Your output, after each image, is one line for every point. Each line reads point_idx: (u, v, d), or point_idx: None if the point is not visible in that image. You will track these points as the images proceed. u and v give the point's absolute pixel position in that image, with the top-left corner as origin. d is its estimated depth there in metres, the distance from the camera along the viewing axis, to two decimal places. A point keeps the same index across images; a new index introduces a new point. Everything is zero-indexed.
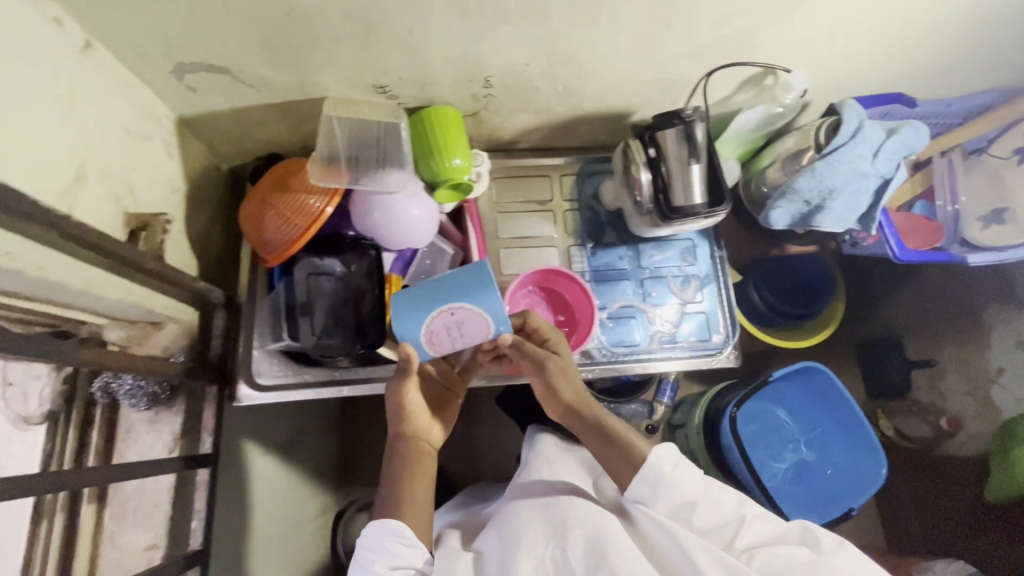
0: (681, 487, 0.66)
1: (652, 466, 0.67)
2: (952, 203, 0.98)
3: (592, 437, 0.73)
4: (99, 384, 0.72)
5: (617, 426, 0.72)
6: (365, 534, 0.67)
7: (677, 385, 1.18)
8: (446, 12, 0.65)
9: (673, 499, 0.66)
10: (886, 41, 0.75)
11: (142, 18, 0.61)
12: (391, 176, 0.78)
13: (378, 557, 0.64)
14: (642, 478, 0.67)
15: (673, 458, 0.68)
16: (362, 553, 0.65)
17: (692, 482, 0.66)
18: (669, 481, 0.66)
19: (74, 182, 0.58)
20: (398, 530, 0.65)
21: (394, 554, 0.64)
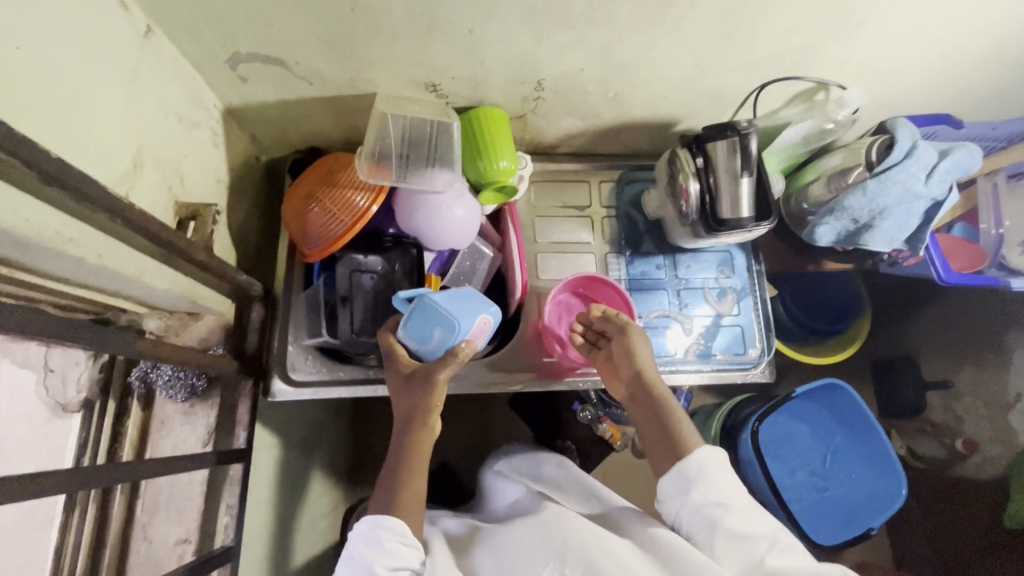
0: (721, 489, 0.63)
1: (696, 463, 0.64)
2: (996, 228, 0.97)
3: (648, 421, 0.70)
4: (137, 373, 0.73)
5: (674, 417, 0.68)
6: (358, 530, 0.63)
7: (691, 395, 1.16)
8: (511, 14, 0.64)
9: (711, 498, 0.62)
10: (942, 60, 0.75)
11: (206, 7, 0.60)
12: (439, 176, 0.78)
13: (376, 557, 0.60)
14: (681, 474, 0.64)
15: (717, 461, 0.65)
16: (356, 550, 0.62)
17: (732, 488, 0.63)
18: (709, 480, 0.63)
19: (130, 170, 0.58)
20: (397, 528, 0.62)
21: (394, 554, 0.61)
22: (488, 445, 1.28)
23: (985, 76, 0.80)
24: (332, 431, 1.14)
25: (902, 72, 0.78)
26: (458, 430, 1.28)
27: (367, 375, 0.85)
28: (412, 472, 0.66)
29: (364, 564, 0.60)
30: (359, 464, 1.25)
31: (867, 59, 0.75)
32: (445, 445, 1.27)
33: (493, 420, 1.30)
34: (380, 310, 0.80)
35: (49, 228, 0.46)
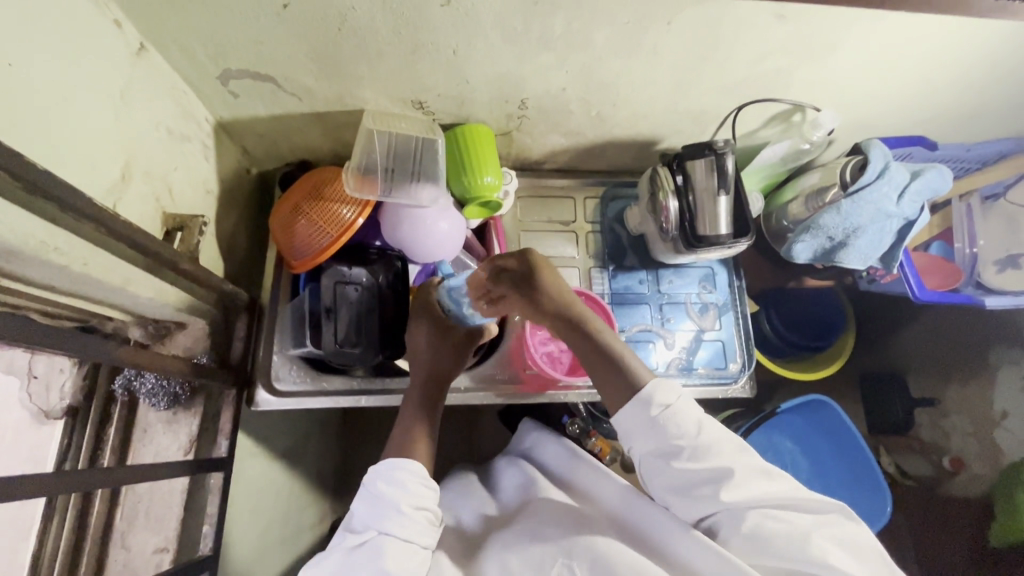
0: (671, 431, 0.63)
1: (652, 392, 0.65)
2: (969, 246, 1.01)
3: (592, 356, 0.70)
4: (121, 380, 0.73)
5: (619, 349, 0.70)
6: (378, 471, 0.65)
7: None
8: (493, 36, 0.66)
9: (662, 442, 0.63)
10: (913, 84, 0.77)
11: (198, 26, 0.62)
12: (424, 190, 0.79)
13: (403, 497, 0.63)
14: (637, 403, 0.65)
15: (665, 399, 0.65)
16: (377, 487, 0.63)
17: (682, 426, 0.63)
18: (656, 422, 0.64)
19: (119, 182, 0.60)
20: (417, 471, 0.65)
21: (419, 494, 0.64)
22: (475, 457, 1.28)
23: (955, 101, 0.82)
24: (318, 441, 1.14)
25: (874, 95, 0.80)
26: (445, 442, 1.28)
27: (352, 385, 0.86)
28: (420, 427, 0.72)
29: (389, 500, 0.62)
30: (345, 476, 1.25)
31: (840, 83, 0.77)
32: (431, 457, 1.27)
33: (480, 433, 1.30)
34: (365, 321, 0.81)
35: (35, 237, 0.48)
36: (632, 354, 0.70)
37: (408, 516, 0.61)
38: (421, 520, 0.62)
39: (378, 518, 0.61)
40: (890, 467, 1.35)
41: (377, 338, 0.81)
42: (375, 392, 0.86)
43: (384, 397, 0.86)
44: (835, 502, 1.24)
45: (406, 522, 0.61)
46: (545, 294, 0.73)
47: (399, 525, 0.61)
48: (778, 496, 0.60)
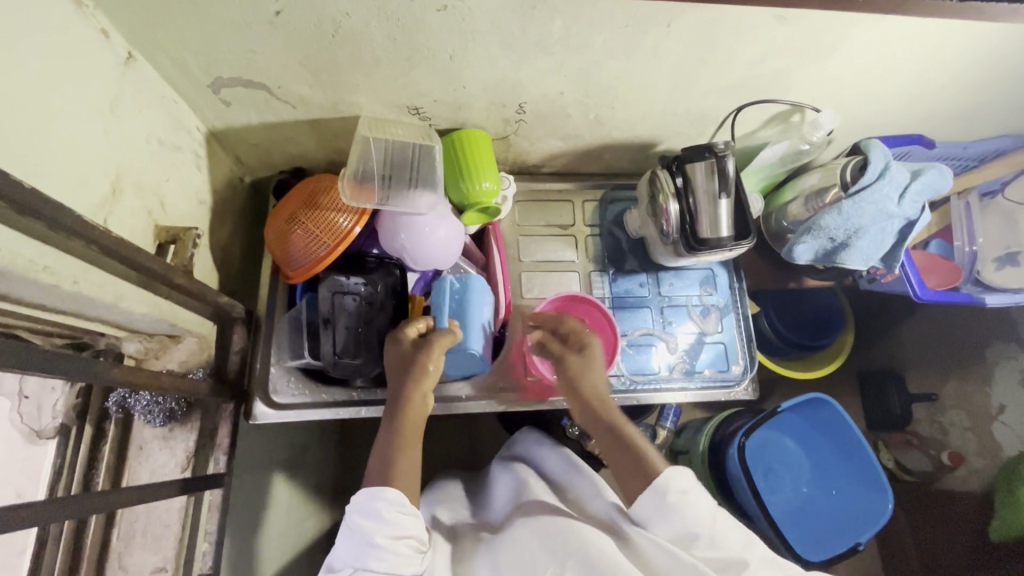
0: (686, 515, 0.62)
1: (665, 482, 0.64)
2: (969, 244, 1.01)
3: (614, 447, 0.71)
4: (115, 399, 0.71)
5: (638, 441, 0.70)
6: (356, 503, 0.63)
7: (680, 411, 1.16)
8: (489, 40, 0.65)
9: (679, 529, 0.63)
10: (912, 83, 0.77)
11: (187, 34, 0.61)
12: (421, 198, 0.78)
13: (378, 528, 0.61)
14: (650, 493, 0.64)
15: (682, 485, 0.64)
16: (355, 521, 0.62)
17: (699, 512, 0.63)
18: (674, 508, 0.63)
19: (110, 196, 0.58)
20: (392, 497, 0.63)
21: (396, 524, 0.61)
22: (477, 462, 1.27)
23: (953, 99, 0.82)
24: (317, 451, 1.12)
25: (873, 95, 0.80)
26: (445, 449, 1.27)
27: (351, 396, 0.85)
28: (399, 454, 0.68)
29: (366, 534, 0.60)
30: (345, 484, 1.23)
31: (839, 84, 0.77)
32: (431, 463, 1.26)
33: (480, 437, 1.29)
34: (365, 331, 0.80)
35: (22, 257, 0.46)
36: (650, 446, 0.70)
37: (385, 550, 0.59)
38: (403, 550, 0.60)
39: (356, 555, 0.59)
40: (890, 462, 1.39)
41: (377, 347, 0.80)
42: (376, 402, 0.85)
43: (385, 407, 0.85)
44: (834, 494, 1.26)
45: (383, 556, 0.59)
46: (583, 382, 0.77)
47: (378, 560, 0.58)
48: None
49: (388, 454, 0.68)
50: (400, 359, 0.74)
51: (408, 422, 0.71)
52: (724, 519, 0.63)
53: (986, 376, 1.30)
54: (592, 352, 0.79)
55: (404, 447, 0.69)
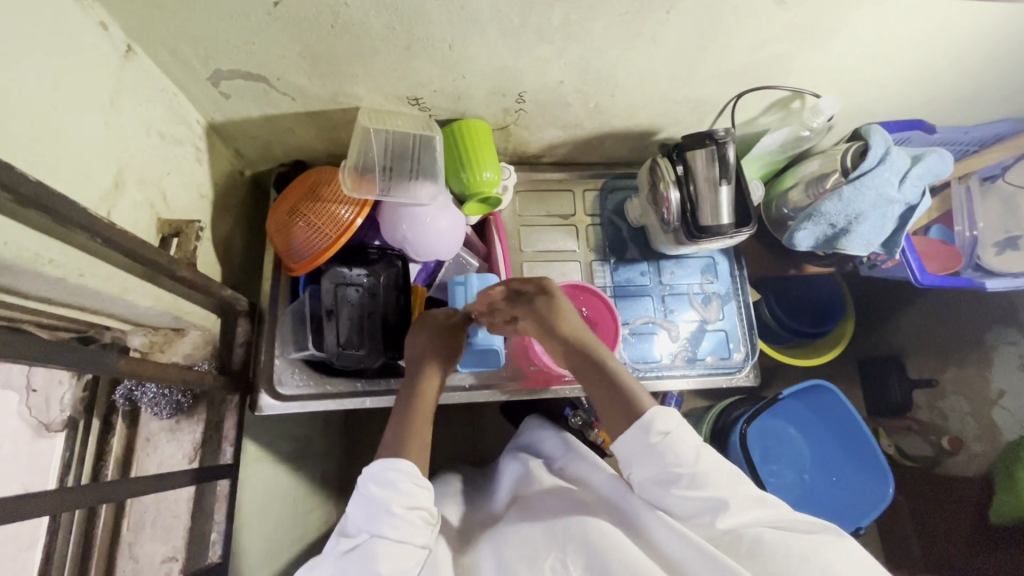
0: (669, 456, 0.63)
1: (650, 418, 0.66)
2: (970, 229, 1.00)
3: (600, 387, 0.72)
4: (121, 392, 0.72)
5: (622, 381, 0.71)
6: (368, 472, 0.63)
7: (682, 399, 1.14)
8: (489, 28, 0.65)
9: (661, 467, 0.63)
10: (913, 67, 0.77)
11: (186, 26, 0.61)
12: (422, 188, 0.78)
13: (393, 497, 0.61)
14: (634, 433, 0.66)
15: (666, 426, 0.65)
16: (368, 489, 0.62)
17: (681, 453, 0.63)
18: (660, 449, 0.63)
19: (112, 190, 0.58)
20: (407, 469, 0.63)
21: (411, 494, 0.62)
22: (480, 452, 1.28)
23: (955, 83, 0.82)
24: (322, 442, 1.13)
25: (873, 80, 0.80)
26: (449, 439, 1.28)
27: (356, 387, 0.85)
28: (413, 425, 0.70)
29: (382, 501, 0.60)
30: (350, 476, 1.24)
31: (839, 69, 0.77)
32: (435, 454, 1.27)
33: (484, 428, 1.30)
34: (368, 322, 0.81)
35: (29, 250, 0.46)
36: (634, 382, 0.71)
37: (400, 518, 0.60)
38: (416, 519, 0.61)
39: (370, 521, 0.59)
40: (890, 448, 1.38)
41: (381, 338, 0.81)
42: (380, 393, 0.86)
43: (389, 397, 0.86)
44: (834, 479, 1.27)
45: (397, 523, 0.59)
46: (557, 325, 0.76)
47: (391, 526, 0.59)
48: (771, 520, 0.59)
49: (404, 424, 0.70)
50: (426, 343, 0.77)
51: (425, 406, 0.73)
52: (712, 461, 0.63)
53: (987, 361, 1.31)
54: (557, 302, 0.77)
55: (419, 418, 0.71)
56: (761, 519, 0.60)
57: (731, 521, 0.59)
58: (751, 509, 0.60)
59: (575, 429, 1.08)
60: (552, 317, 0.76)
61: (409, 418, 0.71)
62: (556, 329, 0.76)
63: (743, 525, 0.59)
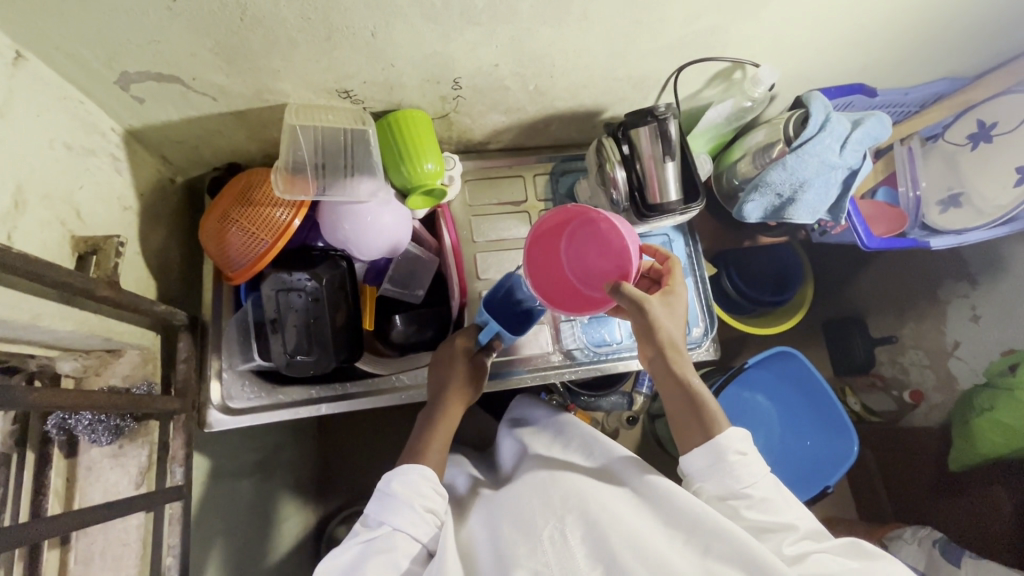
0: (740, 477, 0.65)
1: (723, 442, 0.66)
2: (912, 189, 1.02)
3: (674, 397, 0.71)
4: (54, 421, 0.67)
5: (701, 398, 0.70)
6: (390, 474, 0.66)
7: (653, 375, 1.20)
8: (411, 12, 0.62)
9: (730, 487, 0.65)
10: (848, 30, 0.77)
11: (76, 27, 0.56)
12: (361, 184, 0.75)
13: (414, 496, 0.63)
14: (707, 453, 0.67)
15: (741, 447, 0.66)
16: (392, 488, 0.64)
17: (753, 475, 0.65)
18: (731, 466, 0.65)
19: (11, 210, 0.54)
20: (428, 473, 0.66)
21: (428, 496, 0.64)
22: None
23: (889, 45, 0.82)
24: (291, 451, 1.10)
25: (810, 46, 0.79)
26: None
27: (310, 395, 0.83)
28: (434, 444, 0.71)
29: (404, 498, 0.62)
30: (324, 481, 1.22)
31: (775, 37, 0.76)
32: None
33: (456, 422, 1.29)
34: (315, 327, 0.77)
35: None
36: (709, 398, 0.70)
37: (418, 515, 0.62)
38: (430, 522, 0.63)
39: (391, 515, 0.61)
40: (857, 405, 1.44)
41: (331, 343, 0.77)
42: (336, 398, 0.84)
43: (345, 403, 0.84)
44: (807, 440, 1.30)
45: (414, 518, 0.61)
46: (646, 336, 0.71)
47: (410, 524, 0.61)
48: (833, 548, 0.60)
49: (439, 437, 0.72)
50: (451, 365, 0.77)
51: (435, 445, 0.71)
52: (772, 488, 0.65)
53: (941, 315, 1.35)
54: (649, 318, 0.68)
55: (434, 443, 0.71)
56: (821, 548, 0.60)
57: (796, 548, 0.59)
58: (814, 539, 0.61)
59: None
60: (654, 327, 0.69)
61: (421, 445, 0.71)
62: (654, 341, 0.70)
63: (807, 550, 0.59)
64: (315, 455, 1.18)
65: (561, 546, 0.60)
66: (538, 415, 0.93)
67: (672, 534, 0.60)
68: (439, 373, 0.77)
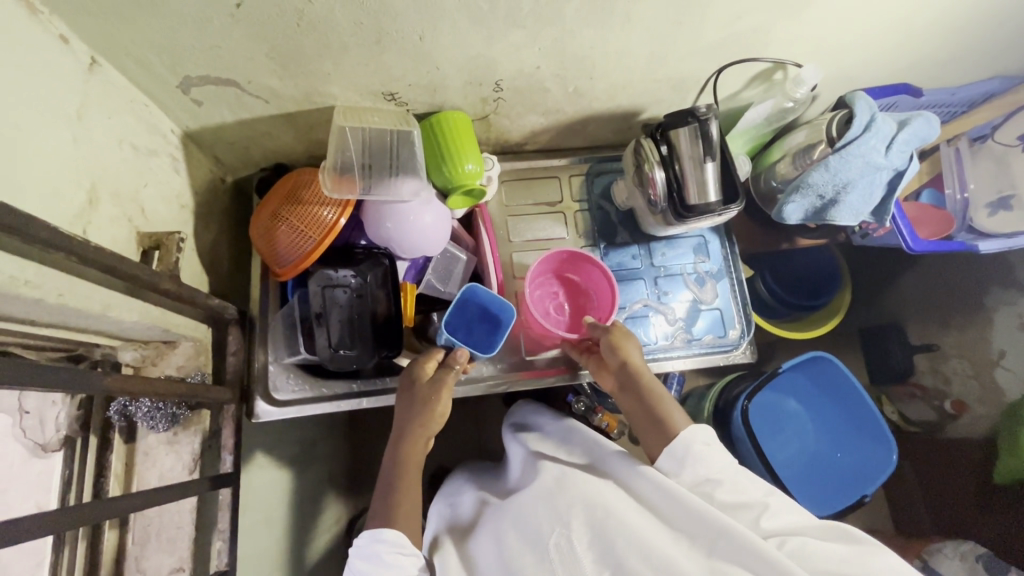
0: (710, 465, 0.68)
1: (683, 440, 0.70)
2: (961, 192, 0.98)
3: (638, 410, 0.77)
4: (116, 407, 0.71)
5: (661, 404, 0.75)
6: (359, 544, 0.67)
7: (685, 377, 1.19)
8: (459, 16, 0.64)
9: (700, 474, 0.68)
10: (896, 28, 0.75)
11: (148, 34, 0.59)
12: (403, 185, 0.78)
13: (375, 570, 0.64)
14: (672, 452, 0.70)
15: (705, 438, 0.70)
16: (358, 563, 0.65)
17: (721, 462, 0.68)
18: (699, 456, 0.68)
19: (86, 206, 0.57)
20: (390, 538, 0.66)
21: (391, 566, 0.64)
22: (484, 444, 1.29)
23: (938, 44, 0.80)
24: (327, 444, 1.13)
25: (855, 46, 0.78)
26: (453, 433, 1.28)
27: (351, 388, 0.85)
28: (409, 460, 0.74)
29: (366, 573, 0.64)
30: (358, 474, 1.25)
31: (819, 36, 0.75)
32: (439, 448, 1.27)
33: (485, 420, 1.30)
34: (358, 322, 0.80)
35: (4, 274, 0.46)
36: (672, 405, 0.75)
37: None
38: None
39: None
40: (894, 415, 1.41)
41: (373, 337, 0.80)
42: (377, 392, 0.86)
43: (385, 398, 0.86)
44: (842, 449, 1.27)
45: None
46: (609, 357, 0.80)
47: None
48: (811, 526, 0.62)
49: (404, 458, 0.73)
50: (412, 388, 0.77)
51: (408, 460, 0.73)
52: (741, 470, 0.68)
53: (986, 323, 1.32)
54: (616, 334, 0.80)
55: (407, 478, 0.72)
56: (798, 525, 0.63)
57: (774, 524, 0.62)
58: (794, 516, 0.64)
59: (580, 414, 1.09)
60: (618, 344, 0.80)
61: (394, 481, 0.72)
62: (616, 355, 0.79)
63: (787, 531, 0.61)
64: (349, 449, 1.21)
65: (569, 553, 0.65)
66: (543, 420, 0.94)
67: (679, 535, 0.63)
68: (403, 394, 0.78)
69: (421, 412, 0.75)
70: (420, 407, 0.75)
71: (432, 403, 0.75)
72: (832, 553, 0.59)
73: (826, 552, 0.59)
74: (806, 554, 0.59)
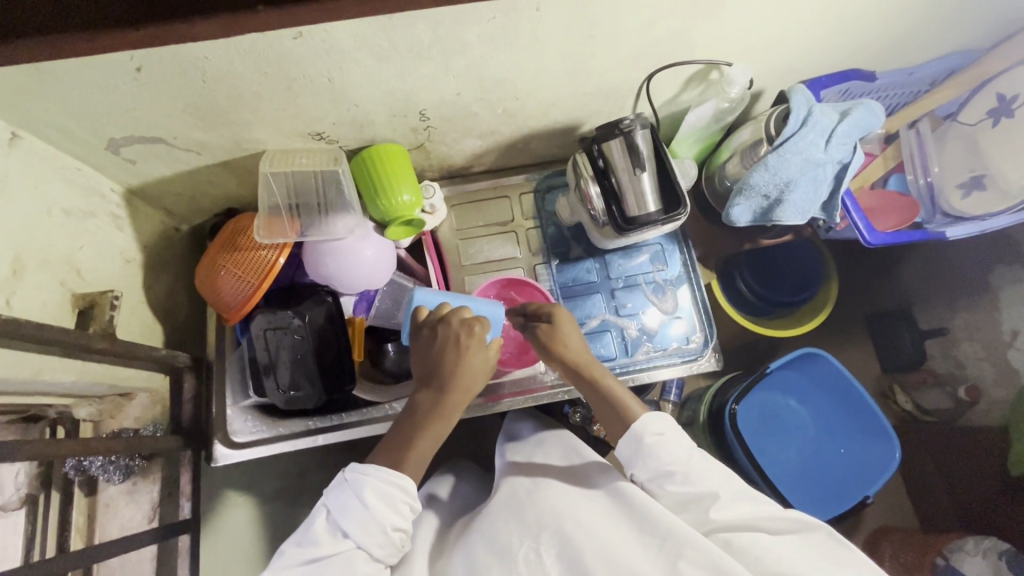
0: (662, 457, 0.66)
1: (642, 428, 0.67)
2: (924, 176, 0.95)
3: (594, 401, 0.74)
4: (70, 464, 0.74)
5: (613, 392, 0.72)
6: (368, 475, 0.60)
7: (684, 383, 1.15)
8: (360, 56, 0.64)
9: (656, 469, 0.66)
10: (828, 18, 0.72)
11: (59, 105, 0.61)
12: (338, 222, 0.79)
13: (387, 515, 0.59)
14: (628, 442, 0.68)
15: (659, 427, 0.67)
16: (367, 497, 0.59)
17: (674, 454, 0.65)
18: (652, 449, 0.66)
19: (10, 276, 0.60)
20: (406, 485, 0.61)
21: (401, 513, 0.61)
22: None
23: (880, 27, 0.77)
24: None
25: (790, 38, 0.75)
26: None
27: (306, 426, 0.85)
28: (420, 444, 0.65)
29: (376, 517, 0.58)
30: None
31: (746, 34, 0.73)
32: None
33: None
34: (305, 359, 0.80)
35: None
36: (625, 390, 0.72)
37: (386, 537, 0.59)
38: (396, 540, 0.60)
39: (357, 533, 0.58)
40: (907, 405, 1.30)
41: (321, 374, 0.81)
42: (332, 428, 0.85)
43: (342, 433, 0.85)
44: (843, 447, 1.22)
45: (382, 542, 0.59)
46: (556, 350, 0.75)
47: (377, 547, 0.59)
48: (762, 512, 0.62)
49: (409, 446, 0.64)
50: (435, 360, 0.65)
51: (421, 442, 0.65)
52: (698, 456, 0.66)
53: (993, 304, 1.26)
54: (562, 326, 0.75)
55: (434, 425, 0.65)
56: (748, 513, 0.62)
57: (723, 514, 0.61)
58: (745, 500, 0.63)
59: (577, 425, 1.06)
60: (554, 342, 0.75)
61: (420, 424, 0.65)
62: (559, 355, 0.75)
63: (732, 518, 0.61)
64: None
65: (538, 567, 0.63)
66: (527, 430, 0.92)
67: (648, 541, 0.61)
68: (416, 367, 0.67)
69: (453, 392, 0.65)
70: (451, 385, 0.65)
71: (463, 379, 0.65)
72: (773, 543, 0.58)
73: (770, 544, 0.58)
74: (750, 541, 0.58)
